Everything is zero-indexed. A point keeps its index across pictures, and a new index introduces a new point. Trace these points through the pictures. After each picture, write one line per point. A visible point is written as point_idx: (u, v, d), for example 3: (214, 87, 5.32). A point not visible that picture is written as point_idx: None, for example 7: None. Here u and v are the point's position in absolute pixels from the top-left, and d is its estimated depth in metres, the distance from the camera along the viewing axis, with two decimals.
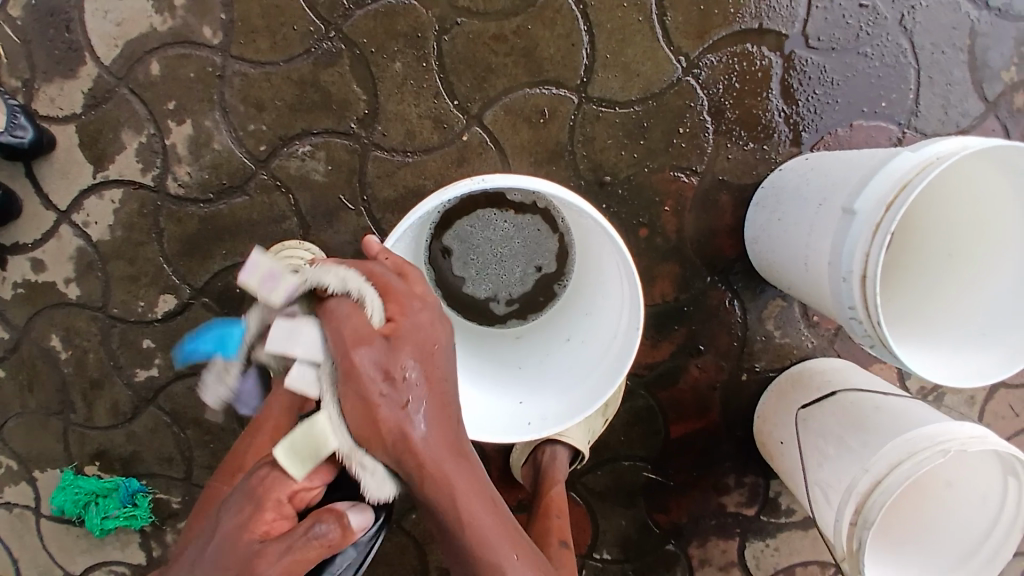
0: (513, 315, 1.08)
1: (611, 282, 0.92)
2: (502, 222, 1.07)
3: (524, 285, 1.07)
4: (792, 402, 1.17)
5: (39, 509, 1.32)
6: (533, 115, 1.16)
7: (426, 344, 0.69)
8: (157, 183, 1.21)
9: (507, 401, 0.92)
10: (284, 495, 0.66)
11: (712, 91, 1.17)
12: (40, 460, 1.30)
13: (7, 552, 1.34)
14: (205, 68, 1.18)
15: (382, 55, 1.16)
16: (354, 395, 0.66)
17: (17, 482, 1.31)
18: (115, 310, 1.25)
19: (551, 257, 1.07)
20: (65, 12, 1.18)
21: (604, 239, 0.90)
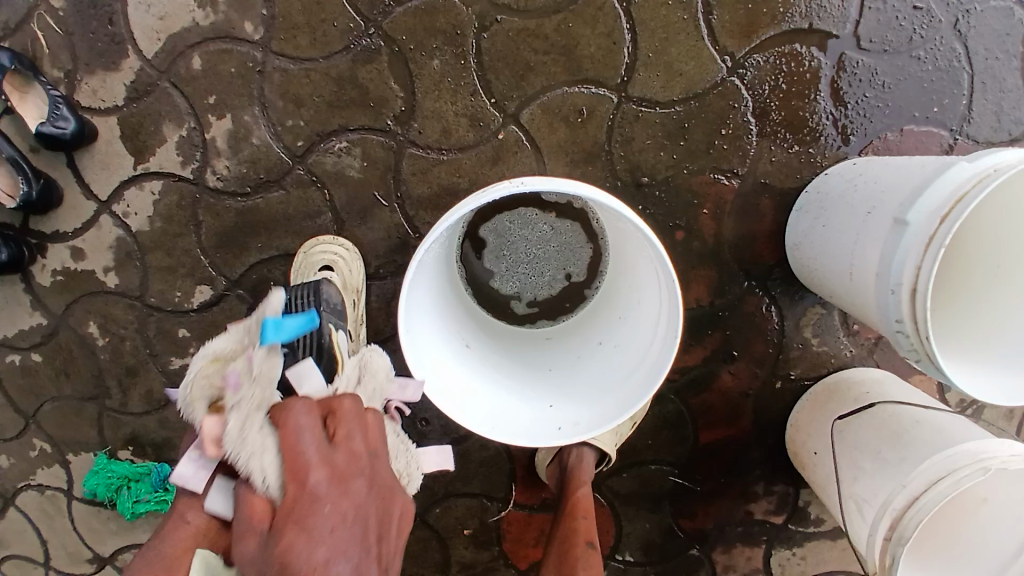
0: (537, 316, 1.09)
1: (646, 293, 0.91)
2: (542, 224, 1.10)
3: (550, 289, 1.09)
4: (827, 412, 1.14)
5: (74, 489, 1.36)
6: (571, 115, 1.15)
7: (315, 520, 0.62)
8: (196, 176, 1.22)
9: (531, 403, 0.91)
10: None
11: (757, 91, 1.14)
12: (78, 442, 1.34)
13: (42, 529, 1.38)
14: (245, 63, 1.19)
15: (421, 52, 1.15)
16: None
17: (53, 463, 1.35)
18: (153, 300, 1.28)
19: (582, 266, 1.08)
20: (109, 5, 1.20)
21: (644, 250, 0.89)
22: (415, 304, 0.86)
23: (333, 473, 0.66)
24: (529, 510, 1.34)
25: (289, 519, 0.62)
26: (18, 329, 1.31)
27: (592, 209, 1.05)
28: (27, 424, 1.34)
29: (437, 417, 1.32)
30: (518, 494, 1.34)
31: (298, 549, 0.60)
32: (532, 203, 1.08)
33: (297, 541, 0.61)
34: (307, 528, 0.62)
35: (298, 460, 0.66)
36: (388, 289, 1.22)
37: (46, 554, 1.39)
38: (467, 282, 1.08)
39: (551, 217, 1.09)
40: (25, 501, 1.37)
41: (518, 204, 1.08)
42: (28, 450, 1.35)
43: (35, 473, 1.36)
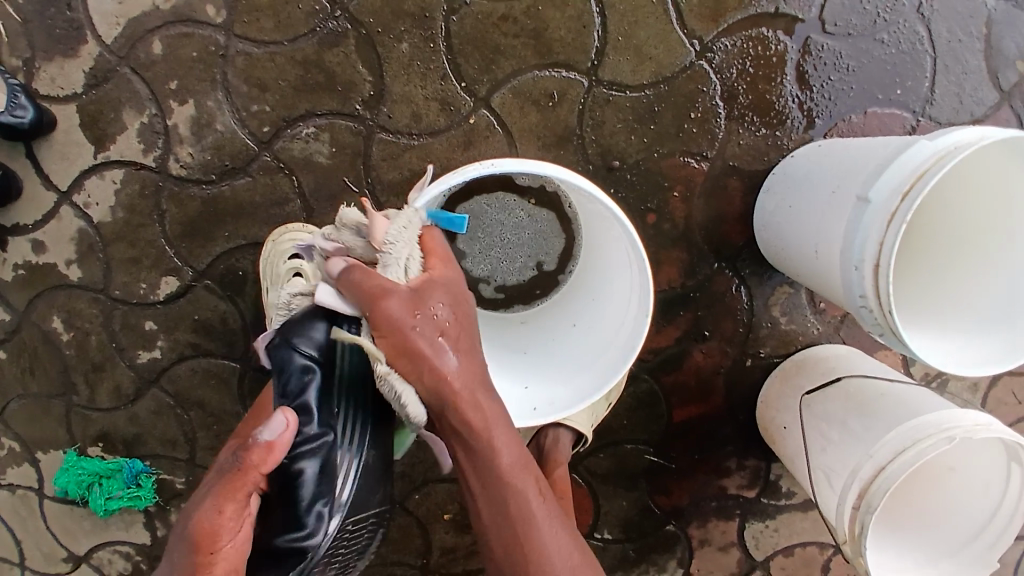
0: (508, 299, 1.08)
1: (620, 278, 0.92)
2: (518, 210, 1.07)
3: (520, 276, 1.08)
4: (796, 387, 1.17)
5: (45, 487, 1.33)
6: (542, 98, 1.15)
7: (447, 291, 0.74)
8: (159, 164, 1.19)
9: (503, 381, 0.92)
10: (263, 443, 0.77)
11: (725, 74, 1.16)
12: (45, 440, 1.30)
13: (14, 529, 1.35)
14: (207, 48, 1.15)
15: (389, 35, 1.13)
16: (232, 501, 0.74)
17: (23, 462, 1.32)
18: (119, 293, 1.24)
19: (555, 256, 1.07)
20: None
21: (621, 235, 0.89)
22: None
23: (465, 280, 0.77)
24: None
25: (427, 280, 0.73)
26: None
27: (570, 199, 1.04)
28: None
29: None
30: None
31: (440, 293, 0.73)
32: (510, 188, 1.05)
33: (421, 289, 0.72)
34: (447, 292, 0.74)
35: (431, 261, 0.77)
36: None
37: (18, 554, 1.36)
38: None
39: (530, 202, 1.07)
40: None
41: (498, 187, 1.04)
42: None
43: (2, 472, 1.32)
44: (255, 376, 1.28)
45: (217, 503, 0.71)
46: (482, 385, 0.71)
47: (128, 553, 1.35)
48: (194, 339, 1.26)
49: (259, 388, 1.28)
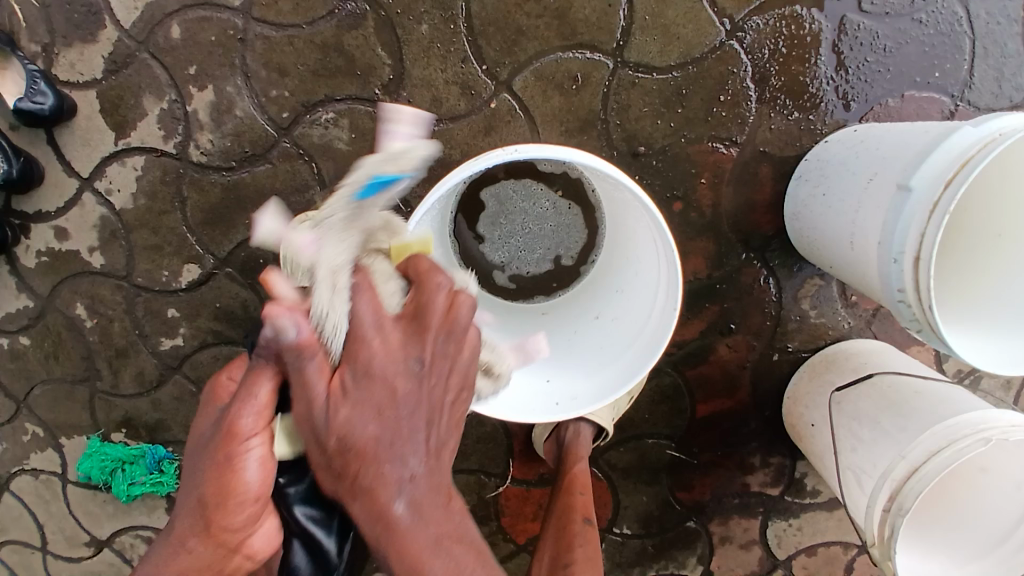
0: (523, 289, 1.06)
1: (645, 276, 0.89)
2: (544, 200, 1.05)
3: (537, 267, 1.06)
4: (826, 383, 1.13)
5: (69, 472, 1.34)
6: (565, 81, 1.11)
7: (382, 399, 0.61)
8: (179, 151, 1.18)
9: (519, 374, 0.90)
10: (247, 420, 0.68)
11: (757, 56, 1.11)
12: (69, 425, 1.32)
13: (39, 513, 1.37)
14: (226, 31, 1.14)
15: (408, 18, 1.11)
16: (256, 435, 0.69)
17: (47, 447, 1.33)
18: (140, 280, 1.25)
19: (575, 251, 1.05)
20: None
21: (650, 233, 0.86)
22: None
23: (415, 373, 0.62)
24: (526, 485, 1.34)
25: (355, 375, 0.60)
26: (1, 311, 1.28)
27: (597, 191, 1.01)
28: (17, 408, 1.32)
29: None
30: (515, 469, 1.33)
31: (368, 413, 0.60)
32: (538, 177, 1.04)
33: (346, 408, 0.60)
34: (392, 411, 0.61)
35: (416, 330, 0.63)
36: None
37: (43, 538, 1.38)
38: (455, 244, 1.04)
39: (556, 192, 1.04)
40: (20, 484, 1.36)
41: (525, 174, 1.04)
42: (20, 434, 1.33)
43: (27, 457, 1.34)
44: None
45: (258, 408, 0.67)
46: (432, 505, 0.64)
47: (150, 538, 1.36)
48: (215, 326, 1.26)
49: None
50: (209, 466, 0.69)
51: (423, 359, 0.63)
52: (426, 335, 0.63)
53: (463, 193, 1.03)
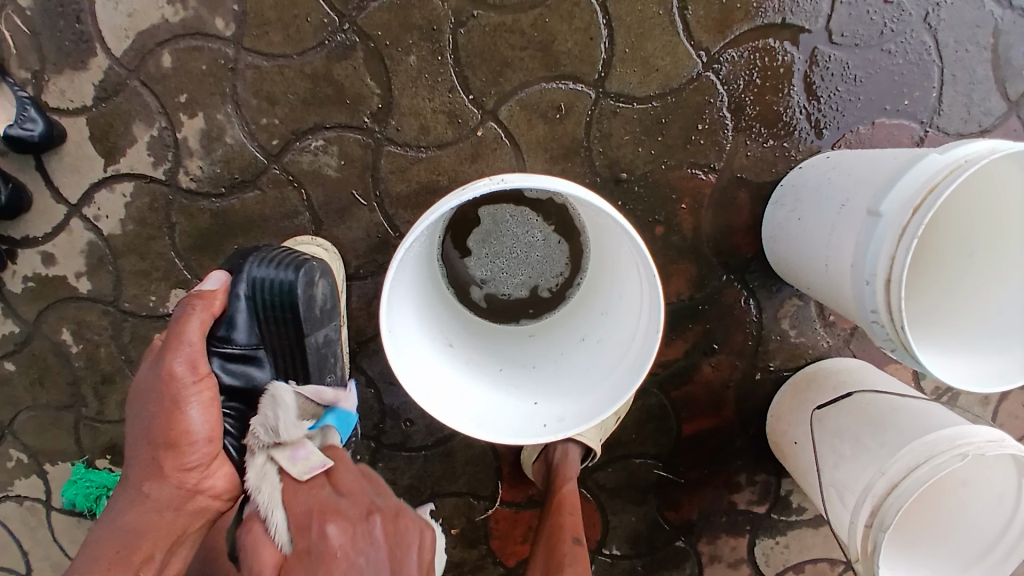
0: (500, 308, 1.09)
1: (625, 307, 0.92)
2: (535, 231, 1.10)
3: (513, 292, 1.10)
4: (807, 401, 1.16)
5: (52, 500, 1.32)
6: (549, 110, 1.15)
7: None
8: (169, 177, 1.20)
9: (496, 394, 0.92)
10: (184, 365, 0.79)
11: (733, 85, 1.15)
12: (54, 452, 1.30)
13: (22, 541, 1.34)
14: (217, 61, 1.16)
15: (397, 48, 1.14)
16: (180, 395, 0.79)
17: (31, 474, 1.32)
18: (128, 305, 1.25)
19: (553, 284, 1.09)
20: (76, 3, 1.17)
21: (633, 265, 0.88)
22: (399, 294, 0.85)
23: (362, 552, 0.58)
24: (515, 507, 1.34)
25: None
26: None
27: (584, 225, 1.05)
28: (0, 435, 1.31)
29: (421, 417, 1.30)
30: (504, 491, 1.34)
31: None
32: (536, 207, 1.09)
33: None
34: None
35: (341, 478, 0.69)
36: (369, 289, 1.22)
37: (27, 567, 1.35)
38: (441, 257, 1.07)
39: (547, 224, 1.10)
40: (2, 513, 1.33)
41: (521, 201, 1.09)
42: (4, 460, 1.31)
43: (12, 485, 1.32)
44: None
45: (188, 345, 0.81)
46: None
47: None
48: None
49: None
50: (154, 412, 0.79)
51: (371, 545, 0.59)
52: (359, 491, 0.67)
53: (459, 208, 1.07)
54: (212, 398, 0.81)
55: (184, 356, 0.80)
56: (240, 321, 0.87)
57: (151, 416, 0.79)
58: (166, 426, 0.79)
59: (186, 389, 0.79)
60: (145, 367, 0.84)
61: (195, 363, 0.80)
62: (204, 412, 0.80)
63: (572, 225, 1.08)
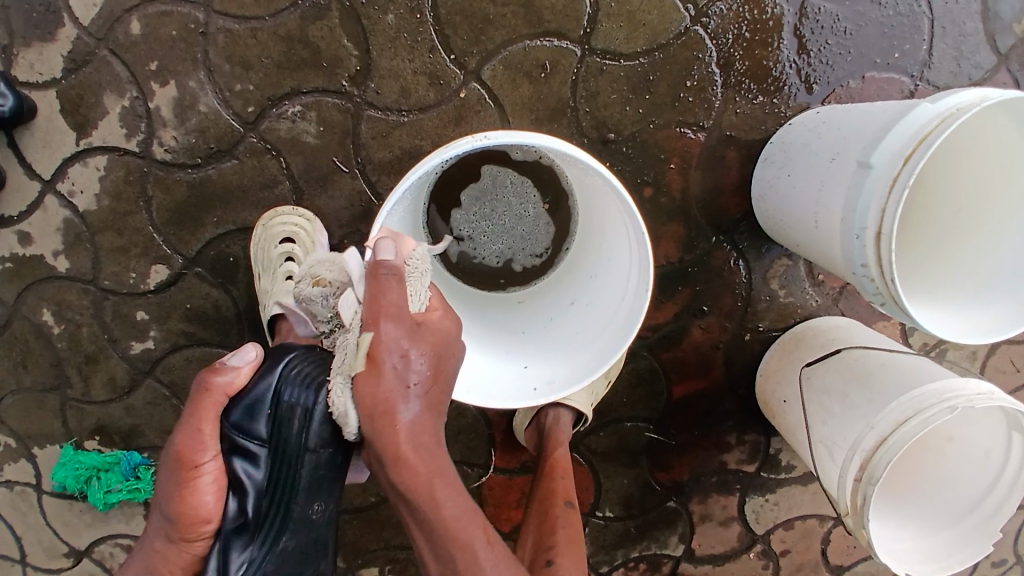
0: (475, 270, 1.06)
1: (614, 285, 0.90)
2: (530, 205, 1.07)
3: (483, 255, 1.07)
4: (795, 360, 1.17)
5: (43, 483, 1.32)
6: (534, 70, 1.10)
7: (454, 351, 0.70)
8: (142, 149, 1.14)
9: (477, 358, 0.91)
10: (192, 436, 0.69)
11: (721, 41, 1.13)
12: (41, 434, 1.30)
13: (15, 525, 1.34)
14: (187, 26, 1.09)
15: (373, 8, 1.08)
16: (182, 480, 0.67)
17: (21, 458, 1.31)
18: (108, 283, 1.23)
19: (528, 263, 1.07)
20: None
21: (627, 243, 0.87)
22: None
23: None
24: (508, 474, 1.35)
25: (441, 330, 0.70)
26: None
27: (577, 203, 1.03)
28: None
29: None
30: (497, 458, 1.34)
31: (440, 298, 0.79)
32: (536, 178, 1.06)
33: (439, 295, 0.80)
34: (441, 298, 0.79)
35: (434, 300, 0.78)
36: None
37: (20, 551, 1.35)
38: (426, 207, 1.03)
39: (544, 203, 1.07)
40: None
41: (521, 169, 1.06)
42: None
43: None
44: None
45: (207, 416, 0.69)
46: (432, 444, 0.65)
47: (130, 545, 1.34)
48: (186, 327, 1.25)
49: None
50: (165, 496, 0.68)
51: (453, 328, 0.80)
52: None
53: (459, 160, 1.02)
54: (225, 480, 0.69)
55: (203, 426, 0.69)
56: (267, 407, 0.69)
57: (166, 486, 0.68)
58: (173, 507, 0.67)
59: (201, 464, 0.68)
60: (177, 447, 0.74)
61: (199, 436, 0.69)
62: (216, 493, 0.68)
63: (560, 200, 1.06)
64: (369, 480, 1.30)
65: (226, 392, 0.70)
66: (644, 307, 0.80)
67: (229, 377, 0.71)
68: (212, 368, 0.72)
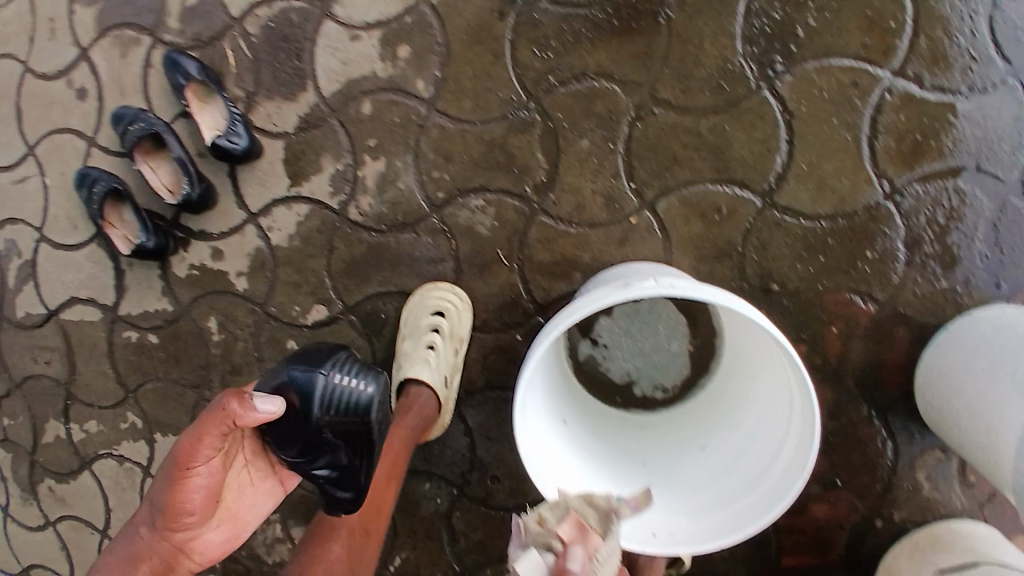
0: (599, 379, 1.12)
1: (749, 454, 0.88)
2: (674, 341, 1.10)
3: (609, 368, 1.12)
4: (931, 562, 1.03)
5: (151, 468, 1.49)
6: (710, 211, 1.15)
7: None
8: (341, 208, 1.29)
9: (598, 482, 0.90)
10: (199, 457, 0.81)
11: (912, 220, 1.14)
12: (167, 424, 1.46)
13: (111, 497, 1.53)
14: (410, 116, 1.25)
15: (573, 132, 1.19)
16: (185, 485, 0.84)
17: (140, 439, 1.49)
18: (274, 310, 1.35)
19: (648, 392, 1.10)
20: (298, 41, 1.30)
21: (782, 422, 0.85)
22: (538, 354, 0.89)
23: None
24: None
25: None
26: (143, 310, 1.44)
27: (726, 350, 1.05)
28: (126, 397, 1.49)
29: (508, 476, 1.28)
30: None
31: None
32: (689, 315, 1.11)
33: None
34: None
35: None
36: (489, 343, 1.26)
37: (105, 522, 1.54)
38: None
39: (689, 345, 1.09)
40: (105, 466, 1.52)
41: (676, 306, 1.11)
42: (121, 422, 1.50)
43: (119, 445, 1.50)
44: None
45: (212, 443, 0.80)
46: None
47: None
48: None
49: None
50: (162, 486, 0.84)
51: None
52: None
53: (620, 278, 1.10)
54: (213, 483, 0.85)
55: (205, 450, 0.81)
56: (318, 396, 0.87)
57: (165, 480, 0.83)
58: (169, 501, 0.84)
59: (194, 479, 0.83)
60: None
61: (190, 458, 0.81)
62: (207, 494, 0.86)
63: (707, 343, 1.09)
64: (443, 556, 1.30)
65: (235, 419, 0.79)
66: (787, 499, 0.78)
67: (244, 409, 0.79)
68: (238, 395, 0.79)
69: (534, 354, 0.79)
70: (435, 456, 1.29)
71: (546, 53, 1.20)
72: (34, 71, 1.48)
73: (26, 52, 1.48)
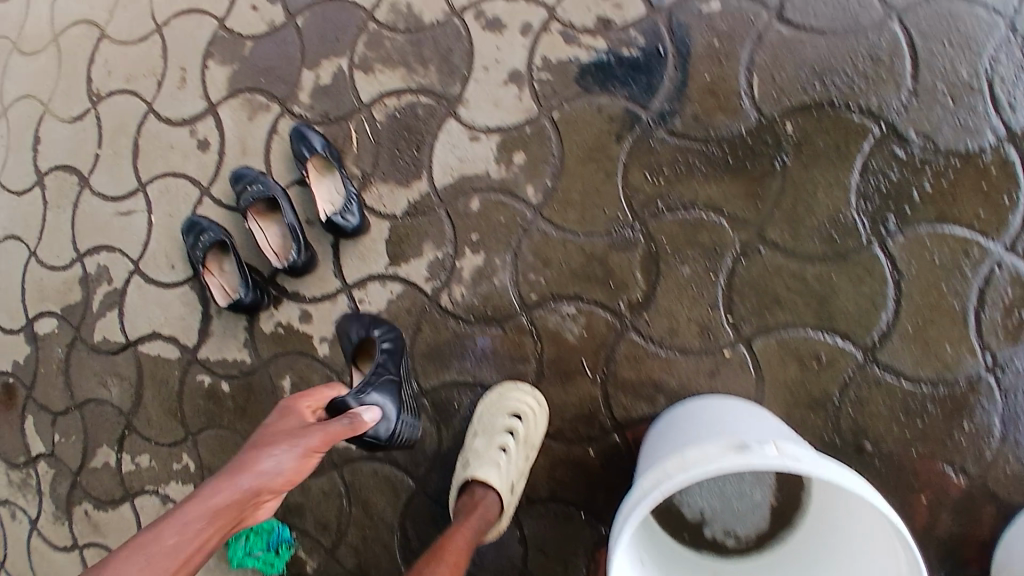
0: (672, 512, 1.11)
1: None
2: (756, 488, 1.09)
3: (684, 501, 1.11)
4: None
5: None
6: (809, 358, 1.16)
7: None
8: (433, 293, 1.33)
9: None
10: (333, 436, 0.95)
11: (1012, 398, 1.11)
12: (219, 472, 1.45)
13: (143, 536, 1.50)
14: (515, 217, 1.31)
15: (675, 258, 1.22)
16: (302, 458, 0.92)
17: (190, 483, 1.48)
18: (349, 380, 1.37)
19: (718, 535, 1.09)
20: (420, 134, 1.38)
21: None
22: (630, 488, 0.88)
23: None
24: None
25: None
26: (220, 357, 1.46)
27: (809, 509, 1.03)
28: (184, 439, 1.49)
29: None
30: None
31: None
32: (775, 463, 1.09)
33: None
34: None
35: None
36: (557, 451, 1.24)
37: None
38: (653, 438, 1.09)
39: (773, 497, 1.07)
40: (149, 504, 1.52)
41: None
42: (173, 462, 1.50)
43: (166, 484, 1.50)
44: (424, 502, 1.31)
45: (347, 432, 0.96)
46: None
47: None
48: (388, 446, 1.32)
49: (421, 517, 1.31)
50: (293, 452, 0.91)
51: None
52: None
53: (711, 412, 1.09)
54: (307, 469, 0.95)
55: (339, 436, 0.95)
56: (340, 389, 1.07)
57: (294, 449, 0.92)
58: (285, 468, 0.91)
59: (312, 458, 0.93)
60: (295, 417, 0.98)
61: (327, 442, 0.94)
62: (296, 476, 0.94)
63: (789, 497, 1.06)
64: None
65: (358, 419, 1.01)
66: None
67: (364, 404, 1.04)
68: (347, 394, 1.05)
69: (637, 512, 0.76)
70: (486, 559, 1.25)
71: (658, 179, 1.25)
72: (157, 113, 1.54)
73: (153, 94, 1.54)
